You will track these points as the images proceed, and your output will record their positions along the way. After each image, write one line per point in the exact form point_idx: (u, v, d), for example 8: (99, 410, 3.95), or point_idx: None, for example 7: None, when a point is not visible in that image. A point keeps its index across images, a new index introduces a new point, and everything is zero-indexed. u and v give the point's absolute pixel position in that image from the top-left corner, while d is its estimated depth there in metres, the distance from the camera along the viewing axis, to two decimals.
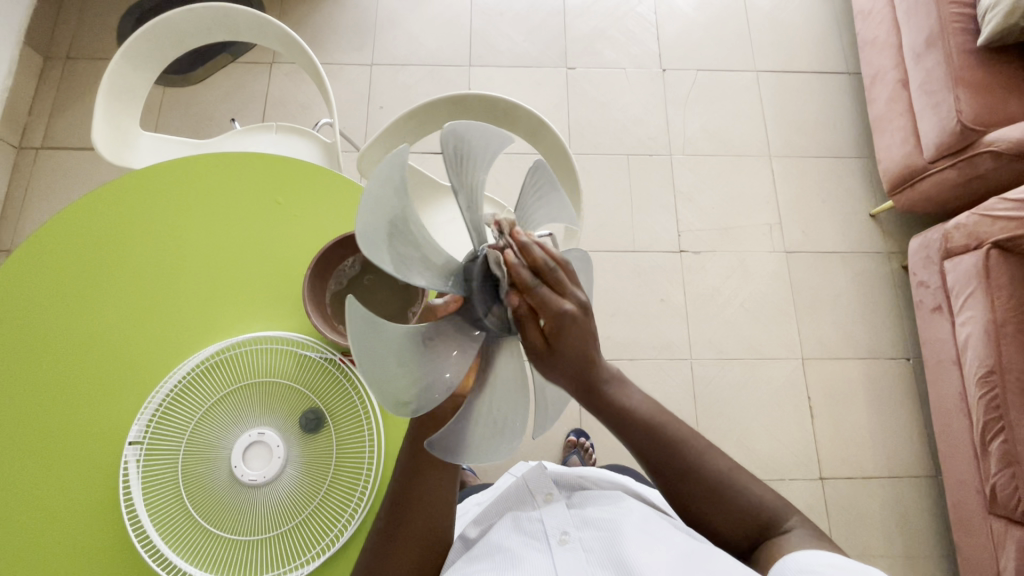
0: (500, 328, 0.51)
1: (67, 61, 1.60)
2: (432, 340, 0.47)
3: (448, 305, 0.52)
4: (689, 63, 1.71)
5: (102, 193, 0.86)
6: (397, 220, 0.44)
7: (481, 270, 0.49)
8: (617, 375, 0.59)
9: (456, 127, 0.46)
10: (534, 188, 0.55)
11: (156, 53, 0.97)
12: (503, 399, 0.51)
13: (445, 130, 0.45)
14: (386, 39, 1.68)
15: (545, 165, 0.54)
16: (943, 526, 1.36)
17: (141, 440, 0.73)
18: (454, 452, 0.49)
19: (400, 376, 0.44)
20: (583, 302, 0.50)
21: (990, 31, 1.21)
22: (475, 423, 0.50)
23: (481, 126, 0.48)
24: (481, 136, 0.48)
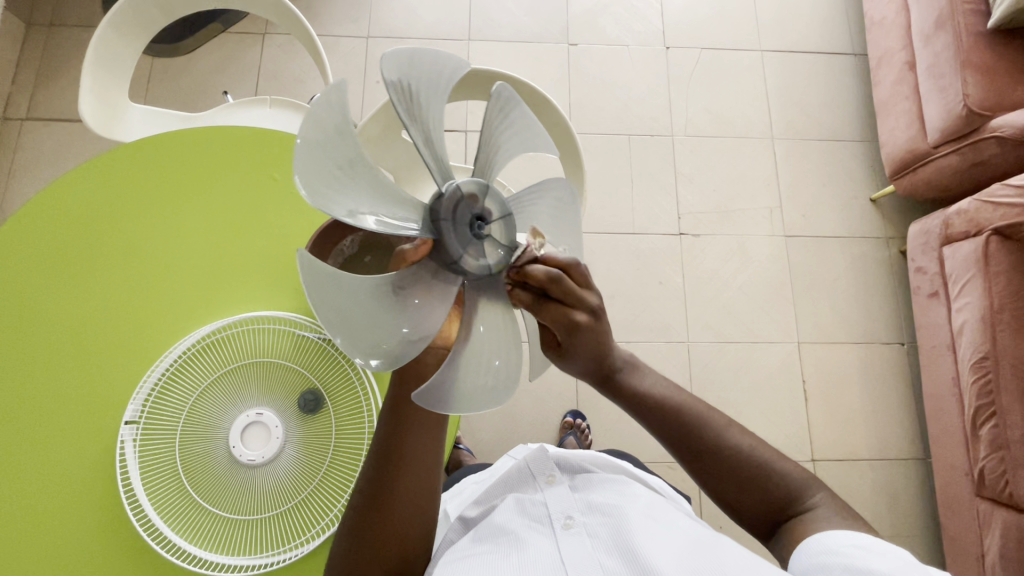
0: (478, 270, 0.52)
1: (51, 27, 1.54)
2: (403, 289, 0.49)
3: (417, 249, 0.51)
4: (692, 41, 1.68)
5: (91, 166, 0.84)
6: (342, 163, 0.45)
7: (449, 210, 0.51)
8: (630, 360, 0.64)
9: (400, 56, 0.47)
10: (501, 115, 0.56)
11: (144, 21, 0.93)
12: (494, 343, 0.55)
13: (386, 61, 0.46)
14: (383, 10, 1.63)
15: (506, 89, 0.55)
16: (930, 506, 1.39)
17: (137, 420, 0.72)
18: (444, 403, 0.50)
19: (374, 324, 0.46)
20: (594, 310, 0.56)
21: (1000, 13, 1.19)
22: (466, 371, 0.52)
23: (424, 53, 0.48)
24: (431, 65, 0.50)
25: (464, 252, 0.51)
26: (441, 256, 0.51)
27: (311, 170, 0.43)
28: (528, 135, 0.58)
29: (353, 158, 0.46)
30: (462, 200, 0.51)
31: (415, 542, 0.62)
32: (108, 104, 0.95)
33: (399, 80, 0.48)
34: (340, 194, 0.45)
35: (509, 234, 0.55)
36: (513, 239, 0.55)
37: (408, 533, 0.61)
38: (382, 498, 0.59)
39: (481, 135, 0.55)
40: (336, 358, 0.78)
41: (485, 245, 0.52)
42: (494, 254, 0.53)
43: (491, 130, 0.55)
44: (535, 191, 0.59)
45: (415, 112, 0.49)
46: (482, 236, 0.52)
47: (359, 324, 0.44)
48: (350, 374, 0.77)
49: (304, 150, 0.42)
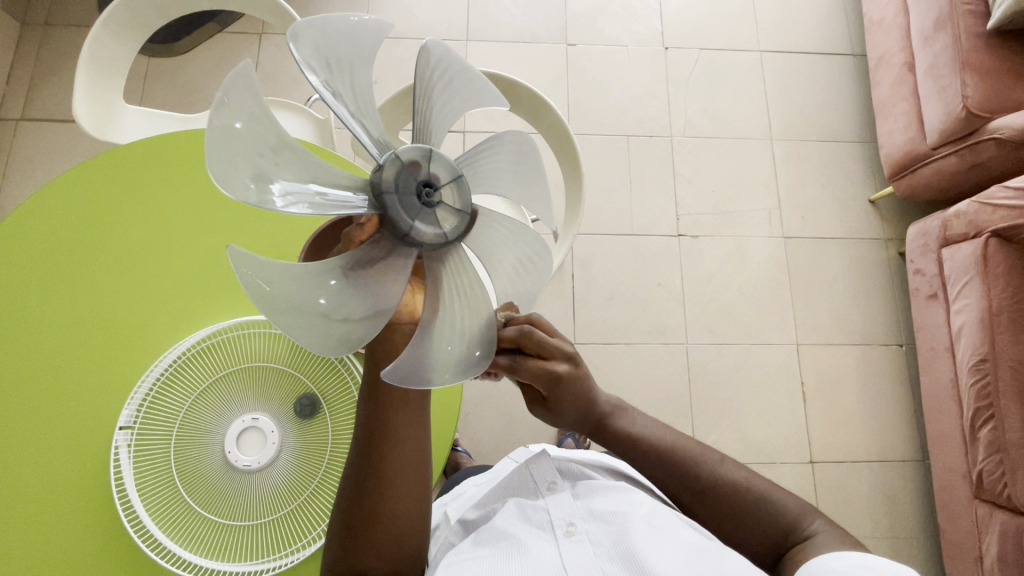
0: (435, 240, 0.48)
1: (46, 27, 1.53)
2: (354, 271, 0.46)
3: (363, 228, 0.47)
4: (691, 42, 1.67)
5: (85, 169, 0.83)
6: (265, 149, 0.42)
7: (392, 179, 0.46)
8: (619, 404, 0.66)
9: (306, 29, 0.43)
10: (438, 72, 0.51)
11: (139, 22, 0.92)
12: (464, 310, 0.50)
13: (289, 37, 0.42)
14: (381, 10, 1.63)
15: (435, 44, 0.49)
16: (928, 508, 1.39)
17: (131, 425, 0.72)
18: (419, 375, 0.47)
19: (311, 306, 0.43)
20: (570, 357, 0.59)
21: (999, 15, 1.19)
22: (439, 343, 0.49)
23: (337, 20, 0.44)
24: (347, 33, 0.45)
25: (415, 222, 0.46)
26: (392, 232, 0.47)
27: (227, 160, 0.39)
28: (468, 96, 0.53)
29: (275, 144, 0.43)
30: (402, 167, 0.46)
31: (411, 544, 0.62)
32: (102, 105, 0.94)
33: (315, 56, 0.44)
34: (267, 180, 0.42)
35: (465, 195, 0.49)
36: (469, 203, 0.49)
37: (400, 534, 0.61)
38: (378, 500, 0.59)
39: (415, 101, 0.50)
40: (332, 362, 0.77)
41: (436, 212, 0.47)
42: (450, 221, 0.48)
43: (424, 93, 0.50)
44: (487, 146, 0.54)
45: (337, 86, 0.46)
46: (432, 205, 0.47)
47: (300, 311, 0.42)
48: (346, 378, 0.77)
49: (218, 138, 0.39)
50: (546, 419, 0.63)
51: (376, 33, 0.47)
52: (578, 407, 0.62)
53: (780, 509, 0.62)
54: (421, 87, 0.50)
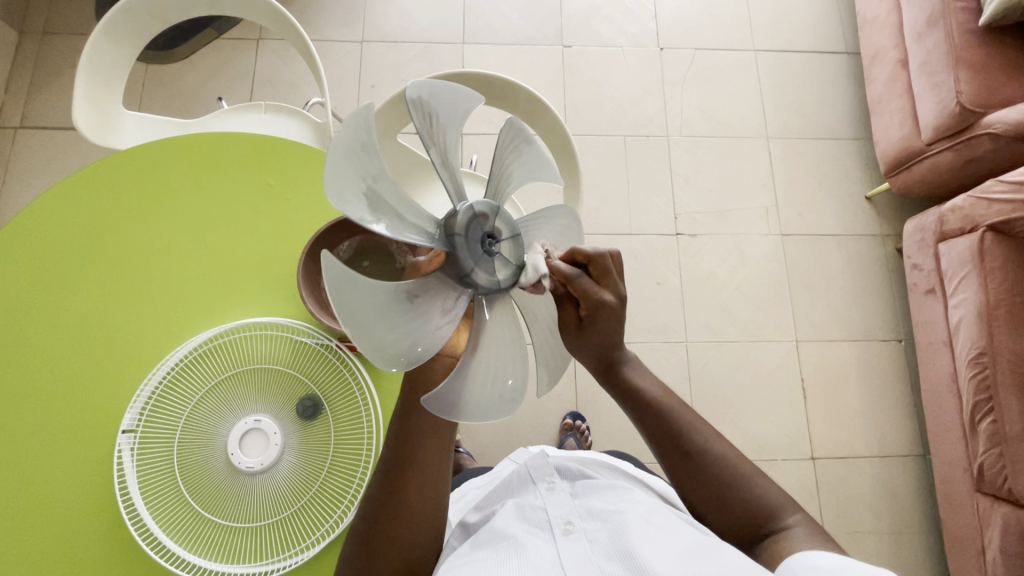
0: (489, 285, 0.51)
1: (44, 36, 1.54)
2: (417, 297, 0.47)
3: (430, 261, 0.52)
4: (686, 42, 1.68)
5: (85, 175, 0.84)
6: (370, 177, 0.45)
7: (463, 224, 0.50)
8: (633, 357, 0.68)
9: (421, 89, 0.47)
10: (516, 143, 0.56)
11: (136, 28, 0.93)
12: (499, 354, 0.53)
13: (408, 91, 0.46)
14: (377, 15, 1.63)
15: (520, 122, 0.55)
16: (930, 502, 1.39)
17: (135, 428, 0.72)
18: (452, 410, 0.49)
19: (386, 330, 0.44)
20: (619, 295, 0.59)
21: (991, 11, 1.20)
22: (472, 384, 0.51)
23: (446, 86, 0.49)
24: (450, 98, 0.50)
25: (476, 267, 0.50)
26: (453, 269, 0.50)
27: (339, 179, 0.42)
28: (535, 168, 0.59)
29: (378, 172, 0.46)
30: (472, 217, 0.51)
31: (422, 545, 0.61)
32: (102, 111, 0.95)
33: (421, 110, 0.48)
34: (366, 205, 0.44)
35: (518, 251, 0.54)
36: (523, 258, 0.54)
37: (413, 533, 0.61)
38: (390, 497, 0.59)
39: (492, 163, 0.55)
40: (333, 363, 0.78)
41: (496, 259, 0.52)
42: (504, 271, 0.52)
43: (502, 162, 0.56)
44: (540, 217, 0.59)
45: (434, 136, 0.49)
46: (492, 253, 0.52)
47: (372, 327, 0.43)
48: (348, 378, 0.77)
49: (337, 155, 0.42)
50: (570, 345, 0.61)
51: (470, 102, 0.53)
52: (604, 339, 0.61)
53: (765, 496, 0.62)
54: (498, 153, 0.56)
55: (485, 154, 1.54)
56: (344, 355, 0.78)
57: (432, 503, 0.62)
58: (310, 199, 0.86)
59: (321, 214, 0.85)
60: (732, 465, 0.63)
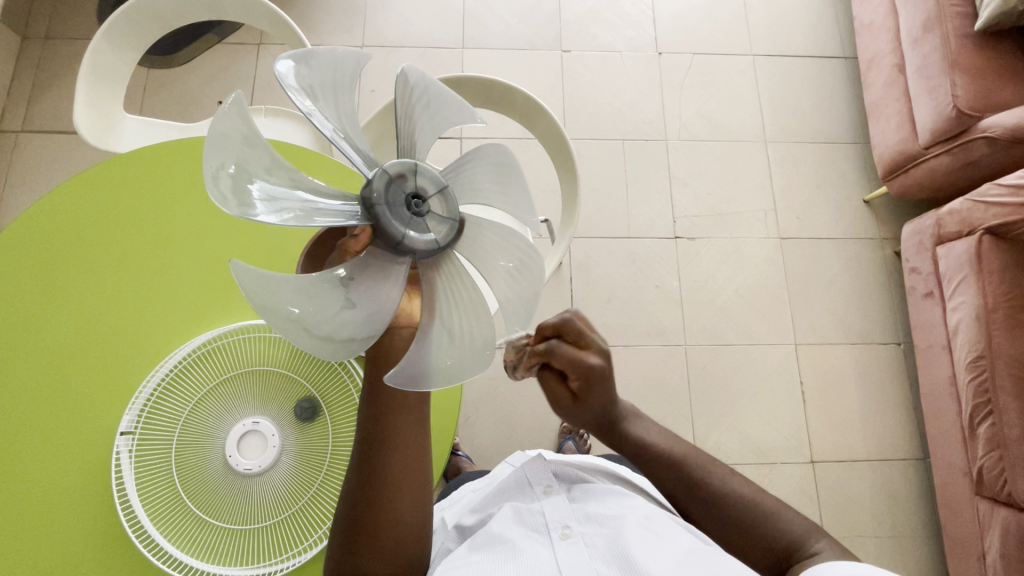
0: (428, 249, 0.49)
1: (46, 41, 1.55)
2: (352, 280, 0.46)
3: (358, 239, 0.50)
4: (684, 47, 1.69)
5: (86, 178, 0.84)
6: (259, 168, 0.44)
7: (382, 192, 0.47)
8: (630, 410, 0.69)
9: (293, 62, 0.45)
10: (417, 91, 0.50)
11: (138, 33, 0.94)
12: (458, 309, 0.49)
13: (281, 67, 0.44)
14: (377, 20, 1.64)
15: (415, 69, 0.49)
16: (930, 506, 1.39)
17: (133, 430, 0.72)
18: (419, 378, 0.46)
19: (322, 323, 0.44)
20: (603, 354, 0.61)
21: (987, 16, 1.21)
22: (436, 346, 0.47)
23: (321, 52, 0.46)
24: (330, 62, 0.47)
25: (405, 230, 0.47)
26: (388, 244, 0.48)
27: (220, 173, 0.41)
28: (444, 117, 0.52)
29: (270, 163, 0.45)
30: (385, 181, 0.47)
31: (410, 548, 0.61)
32: (103, 114, 0.95)
33: (303, 86, 0.46)
34: (259, 194, 0.43)
35: (453, 204, 0.49)
36: (459, 211, 0.50)
37: (404, 533, 0.61)
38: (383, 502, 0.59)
39: (396, 119, 0.50)
40: (331, 365, 0.78)
41: (427, 214, 0.48)
42: (441, 229, 0.49)
43: (407, 116, 0.50)
44: (469, 159, 0.51)
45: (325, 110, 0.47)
46: (422, 214, 0.48)
47: (306, 322, 0.43)
48: (346, 381, 0.77)
49: (216, 148, 0.41)
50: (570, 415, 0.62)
51: (359, 60, 0.49)
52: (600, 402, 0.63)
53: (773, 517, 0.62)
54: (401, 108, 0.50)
55: None
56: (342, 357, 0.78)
57: (414, 506, 0.62)
58: None
59: None
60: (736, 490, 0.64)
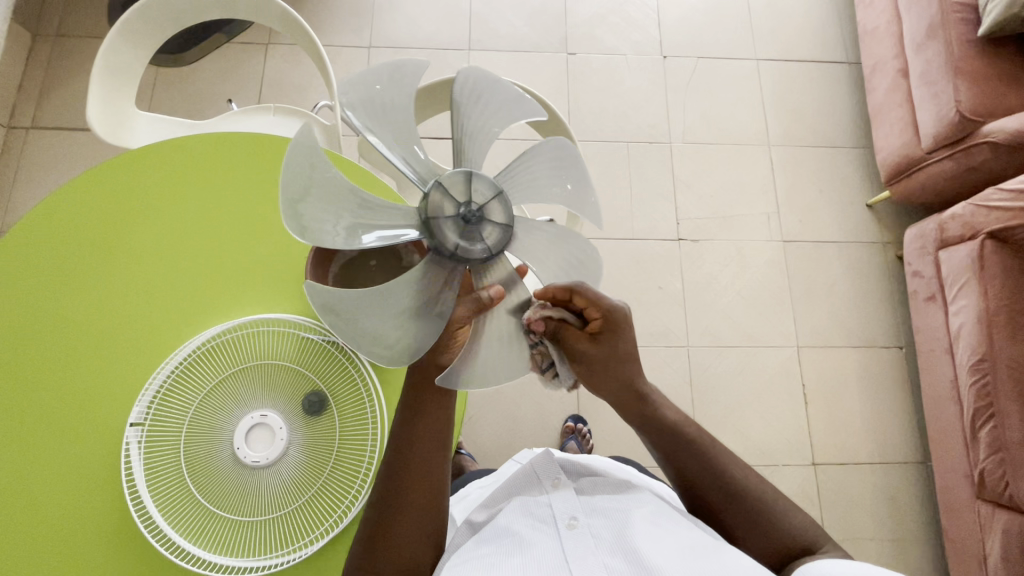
0: (446, 247, 0.53)
1: (57, 39, 1.56)
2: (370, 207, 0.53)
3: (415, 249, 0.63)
4: (689, 51, 1.71)
5: (98, 174, 0.85)
6: (392, 106, 0.53)
7: (448, 187, 0.53)
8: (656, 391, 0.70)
9: (478, 79, 0.55)
10: (551, 162, 0.58)
11: (151, 30, 0.95)
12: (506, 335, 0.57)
13: (466, 70, 0.54)
14: (385, 21, 1.66)
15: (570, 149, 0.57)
16: (931, 509, 1.39)
17: (142, 422, 0.73)
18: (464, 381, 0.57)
19: (318, 209, 0.50)
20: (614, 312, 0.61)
21: (990, 22, 1.22)
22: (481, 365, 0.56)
23: (509, 89, 0.56)
24: (508, 99, 0.56)
25: (463, 244, 0.53)
26: (437, 249, 0.53)
27: (363, 92, 0.52)
28: (556, 196, 0.58)
29: (403, 109, 0.54)
30: (446, 193, 0.52)
31: (423, 544, 0.62)
32: (115, 111, 0.97)
33: (467, 91, 0.55)
34: (377, 122, 0.53)
35: (499, 241, 0.55)
36: (497, 246, 0.55)
37: (420, 527, 0.62)
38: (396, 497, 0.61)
39: (518, 163, 0.57)
40: (339, 360, 0.79)
41: (483, 233, 0.53)
42: (471, 246, 0.53)
43: (528, 167, 0.57)
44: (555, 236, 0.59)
45: (462, 115, 0.55)
46: (469, 225, 0.53)
47: (305, 197, 0.49)
48: (353, 376, 0.78)
49: (370, 75, 0.52)
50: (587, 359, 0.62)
51: (530, 113, 0.57)
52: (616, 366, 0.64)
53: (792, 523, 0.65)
54: (516, 167, 0.57)
55: (489, 159, 1.56)
56: (350, 353, 0.79)
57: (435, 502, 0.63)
58: None
59: None
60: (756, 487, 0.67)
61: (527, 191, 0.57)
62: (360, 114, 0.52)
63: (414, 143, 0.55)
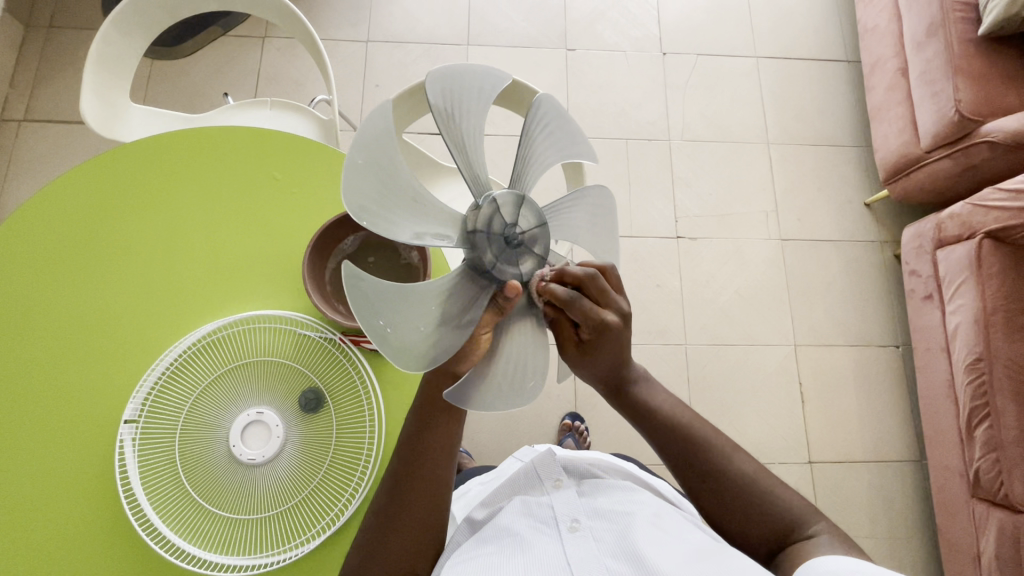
0: (483, 265, 0.52)
1: (50, 30, 1.54)
2: (422, 202, 0.49)
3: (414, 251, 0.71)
4: (689, 48, 1.70)
5: (91, 167, 0.84)
6: (470, 105, 0.51)
7: (500, 206, 0.51)
8: (643, 374, 0.68)
9: (552, 108, 0.57)
10: (590, 206, 0.61)
11: (146, 22, 0.93)
12: (521, 353, 0.56)
13: (545, 97, 0.56)
14: (383, 15, 1.65)
15: (607, 197, 0.62)
16: (926, 507, 1.40)
17: (136, 419, 0.72)
18: (473, 401, 0.54)
19: (377, 195, 0.46)
20: (622, 313, 0.59)
21: (990, 21, 1.22)
22: (493, 386, 0.54)
23: (572, 128, 0.59)
24: (568, 135, 0.59)
25: (501, 266, 0.52)
26: (473, 262, 0.52)
27: (449, 79, 0.49)
28: (584, 239, 0.61)
29: (478, 110, 0.52)
30: (499, 211, 0.51)
31: (422, 544, 0.62)
32: (109, 104, 0.95)
33: (541, 115, 0.57)
34: (452, 116, 0.50)
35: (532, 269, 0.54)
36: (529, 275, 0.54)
37: (420, 531, 0.62)
38: (396, 500, 0.61)
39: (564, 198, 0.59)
40: (337, 357, 0.78)
41: (520, 259, 0.53)
42: (508, 270, 0.52)
43: (569, 203, 0.59)
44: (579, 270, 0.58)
45: (533, 137, 0.56)
46: (512, 249, 0.52)
47: (366, 176, 0.45)
48: (351, 373, 0.78)
49: (464, 70, 0.50)
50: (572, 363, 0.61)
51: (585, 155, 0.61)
52: (607, 362, 0.61)
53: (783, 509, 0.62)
54: (554, 201, 0.59)
55: (488, 155, 1.55)
56: (348, 350, 0.78)
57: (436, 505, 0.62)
58: (316, 192, 0.86)
59: (326, 208, 0.85)
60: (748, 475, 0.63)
61: (557, 228, 0.58)
62: (439, 116, 0.49)
63: (479, 151, 0.53)
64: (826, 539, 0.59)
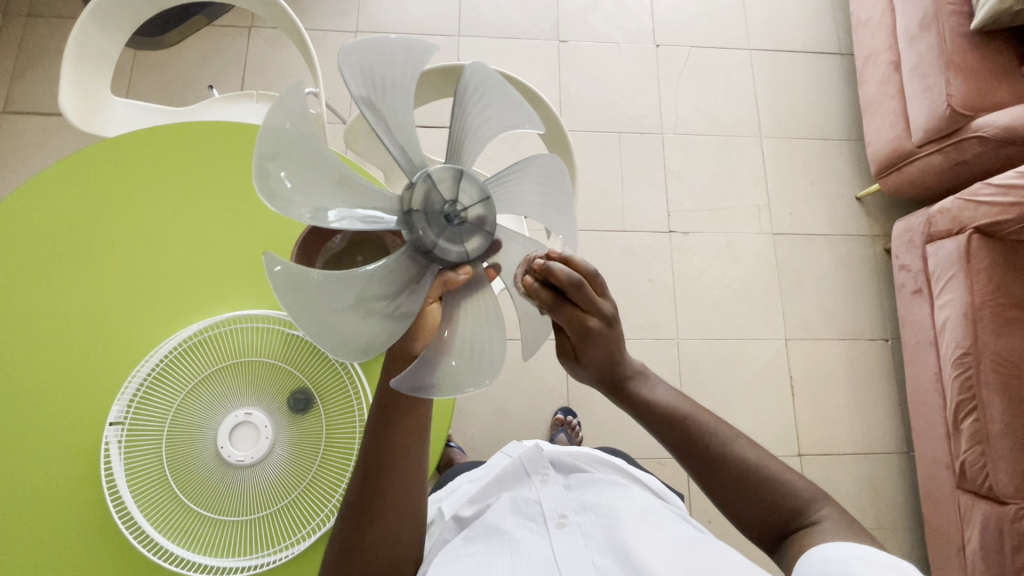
0: (420, 247, 0.52)
1: (28, 19, 1.50)
2: (351, 188, 0.50)
3: None
4: (682, 40, 1.68)
5: (72, 163, 0.82)
6: (393, 82, 0.50)
7: (434, 184, 0.51)
8: (641, 370, 0.67)
9: (487, 75, 0.53)
10: (539, 176, 0.56)
11: (125, 13, 0.91)
12: (473, 329, 0.55)
13: (473, 66, 0.52)
14: (372, 5, 1.61)
15: (559, 171, 0.56)
16: (913, 498, 1.42)
17: (121, 421, 0.71)
18: (427, 387, 0.52)
19: (298, 182, 0.47)
20: (610, 315, 0.59)
21: (983, 15, 1.21)
22: (446, 364, 0.53)
23: (512, 95, 0.54)
24: (508, 102, 0.54)
25: (441, 244, 0.51)
26: (412, 242, 0.52)
27: (364, 56, 0.47)
28: (533, 213, 0.57)
29: (402, 87, 0.51)
30: (434, 187, 0.51)
31: (404, 542, 0.62)
32: (89, 98, 0.93)
33: (474, 86, 0.53)
34: (373, 95, 0.49)
35: (481, 246, 0.53)
36: (479, 250, 0.53)
37: (397, 528, 0.62)
38: (383, 501, 0.60)
39: (505, 170, 0.56)
40: (325, 356, 0.77)
41: (464, 237, 0.52)
42: (451, 247, 0.52)
43: (510, 178, 0.56)
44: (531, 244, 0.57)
45: (466, 114, 0.54)
46: (453, 226, 0.51)
47: (286, 163, 0.46)
48: (340, 372, 0.77)
49: (381, 45, 0.48)
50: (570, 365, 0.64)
51: (531, 121, 0.55)
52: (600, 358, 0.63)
53: (791, 492, 0.61)
54: (499, 173, 0.56)
55: None
56: None
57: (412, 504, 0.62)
58: None
59: None
60: (756, 464, 0.62)
61: (502, 200, 0.56)
62: (355, 92, 0.48)
63: (408, 129, 0.52)
64: (828, 525, 0.58)
